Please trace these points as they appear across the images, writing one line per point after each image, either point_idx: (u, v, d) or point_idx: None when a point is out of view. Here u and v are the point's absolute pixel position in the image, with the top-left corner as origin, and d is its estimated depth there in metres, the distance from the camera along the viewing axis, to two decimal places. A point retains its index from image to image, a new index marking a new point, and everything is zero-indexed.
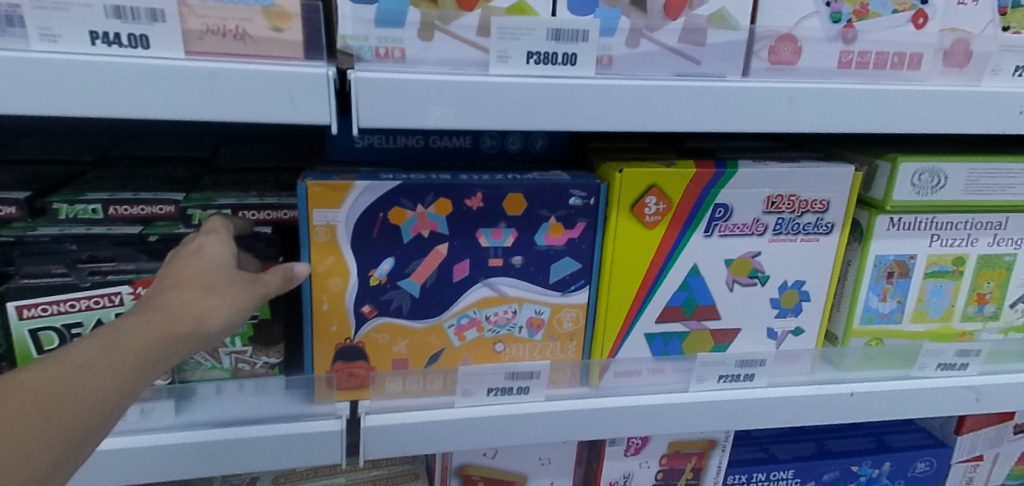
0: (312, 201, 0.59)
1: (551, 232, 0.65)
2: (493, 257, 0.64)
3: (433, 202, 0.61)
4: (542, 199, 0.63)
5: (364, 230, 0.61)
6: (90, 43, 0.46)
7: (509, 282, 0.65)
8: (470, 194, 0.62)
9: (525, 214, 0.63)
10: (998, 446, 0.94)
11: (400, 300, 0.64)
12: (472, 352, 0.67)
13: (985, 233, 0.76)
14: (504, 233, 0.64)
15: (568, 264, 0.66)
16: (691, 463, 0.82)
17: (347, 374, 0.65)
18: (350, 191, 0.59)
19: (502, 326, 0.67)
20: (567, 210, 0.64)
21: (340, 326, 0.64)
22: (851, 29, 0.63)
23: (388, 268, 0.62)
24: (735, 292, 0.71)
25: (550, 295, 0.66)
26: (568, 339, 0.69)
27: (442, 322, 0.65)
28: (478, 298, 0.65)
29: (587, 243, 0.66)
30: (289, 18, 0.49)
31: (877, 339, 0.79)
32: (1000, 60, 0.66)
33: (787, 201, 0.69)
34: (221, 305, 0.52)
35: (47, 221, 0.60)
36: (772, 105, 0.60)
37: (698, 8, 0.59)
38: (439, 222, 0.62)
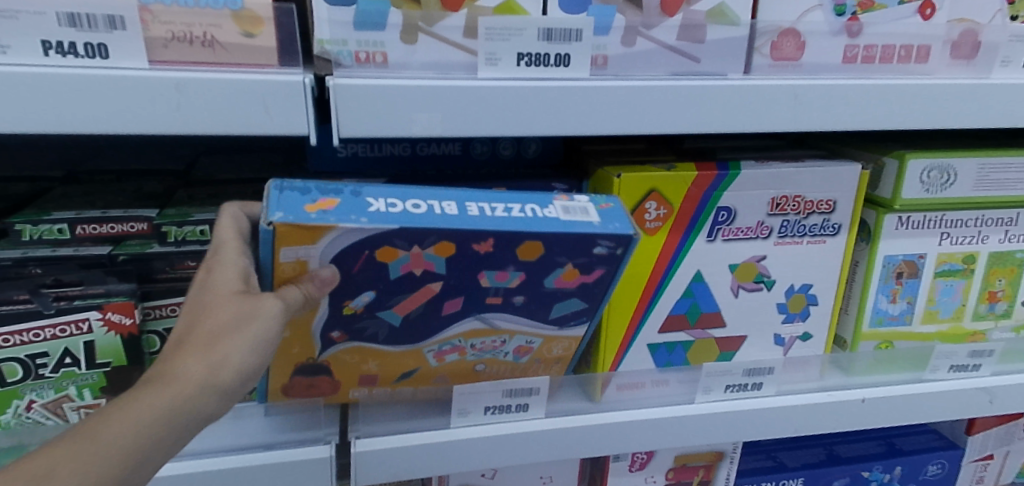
0: (282, 241, 0.47)
1: (563, 275, 0.54)
2: (490, 295, 0.55)
3: (431, 245, 0.50)
4: (562, 247, 0.51)
5: (337, 271, 0.50)
6: (42, 54, 0.43)
7: (501, 315, 0.57)
8: (480, 239, 0.50)
9: (538, 259, 0.52)
10: (1009, 444, 0.92)
11: (377, 328, 0.56)
12: (449, 371, 0.62)
13: (995, 230, 0.74)
14: (509, 276, 0.53)
15: (571, 302, 0.57)
16: (698, 476, 0.79)
17: (308, 385, 0.60)
18: (330, 232, 0.48)
19: (487, 352, 0.61)
20: (587, 258, 0.53)
21: (303, 347, 0.57)
22: (856, 21, 0.60)
23: (366, 300, 0.53)
24: (740, 298, 0.69)
25: (545, 327, 0.59)
26: (552, 362, 0.64)
27: (421, 347, 0.59)
28: (466, 329, 0.58)
29: (601, 286, 0.56)
30: (261, 22, 0.46)
31: (888, 342, 0.76)
32: (1010, 51, 0.63)
33: (792, 203, 0.66)
34: (243, 347, 0.44)
35: (9, 244, 0.57)
36: (776, 103, 0.57)
37: (695, 3, 0.56)
38: (435, 265, 0.51)
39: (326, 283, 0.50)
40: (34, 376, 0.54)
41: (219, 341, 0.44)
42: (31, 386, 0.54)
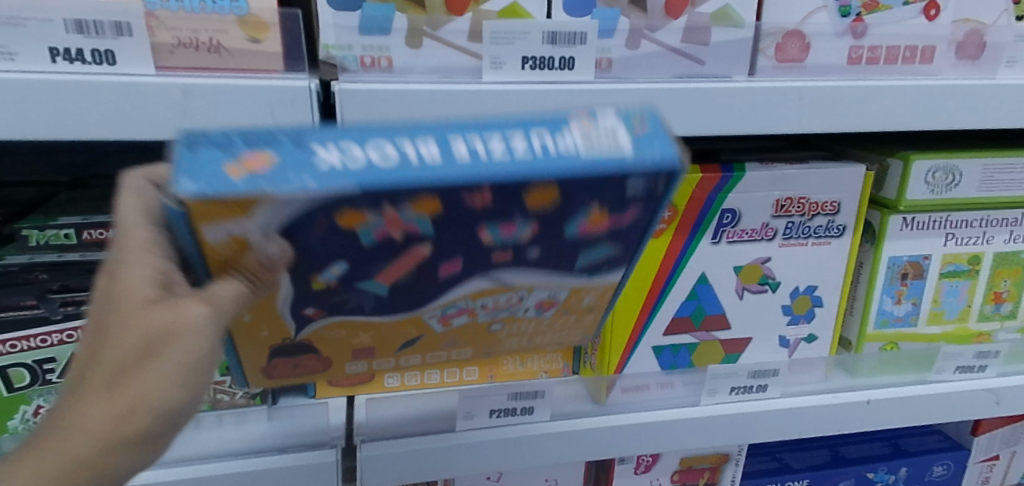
0: (196, 217, 0.32)
1: (591, 221, 0.39)
2: (497, 251, 0.40)
3: (410, 202, 0.34)
4: (590, 189, 0.35)
5: (282, 245, 0.36)
6: (50, 61, 0.43)
7: (514, 274, 0.43)
8: (475, 188, 0.34)
9: (558, 205, 0.36)
10: (1014, 444, 0.91)
11: (359, 300, 0.43)
12: (459, 333, 0.51)
13: (1001, 230, 0.74)
14: (517, 228, 0.38)
15: (602, 249, 0.43)
16: (703, 478, 0.79)
17: (290, 365, 0.52)
18: (258, 204, 0.32)
19: (503, 311, 0.48)
20: (621, 199, 0.37)
21: (273, 329, 0.47)
22: (860, 23, 0.60)
23: (336, 273, 0.39)
24: (745, 299, 0.69)
25: (574, 279, 0.45)
26: (585, 312, 0.52)
27: (420, 314, 0.46)
28: (470, 291, 0.44)
29: (638, 232, 0.41)
30: (267, 28, 0.46)
31: (892, 344, 0.76)
32: (1015, 51, 0.63)
33: (797, 204, 0.66)
34: (156, 383, 0.36)
35: (15, 248, 0.56)
36: (781, 105, 0.57)
37: (700, 5, 0.56)
38: (419, 227, 0.36)
39: (276, 260, 0.36)
40: (41, 381, 0.56)
41: (128, 381, 0.36)
42: (39, 392, 0.56)
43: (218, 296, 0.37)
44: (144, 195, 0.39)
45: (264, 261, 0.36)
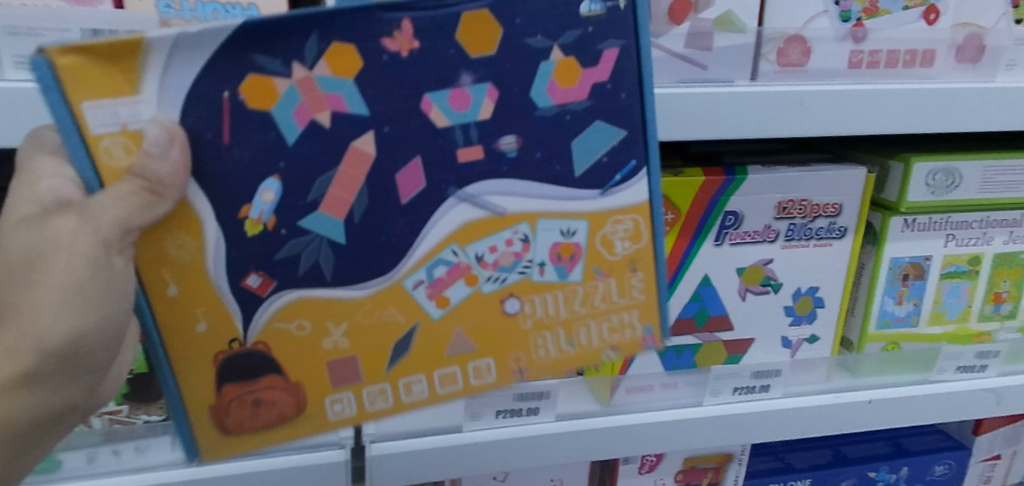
0: (78, 88, 0.39)
1: (558, 79, 0.46)
2: (462, 147, 0.46)
3: (319, 59, 0.42)
4: (538, 17, 0.44)
5: (214, 133, 0.42)
6: None
7: (505, 193, 0.47)
8: (392, 31, 0.43)
9: (502, 50, 0.44)
10: (1015, 444, 0.92)
11: (313, 256, 0.47)
12: (467, 315, 0.51)
13: (1000, 231, 0.74)
14: (470, 95, 0.45)
15: (604, 132, 0.47)
16: (707, 478, 0.79)
17: (252, 405, 0.51)
18: (153, 56, 0.40)
19: (509, 269, 0.50)
20: (582, 29, 0.45)
21: (212, 323, 0.48)
22: (861, 27, 0.60)
23: (270, 202, 0.45)
24: (747, 301, 0.70)
25: (582, 202, 0.49)
26: (628, 268, 0.51)
27: (400, 280, 0.49)
28: (459, 224, 0.48)
29: (625, 92, 0.47)
30: None
31: (894, 344, 0.77)
32: (1014, 54, 0.64)
33: (798, 207, 0.67)
34: (50, 307, 0.42)
35: None
36: (782, 109, 0.58)
37: (703, 11, 0.57)
38: (340, 95, 0.43)
39: (173, 143, 0.41)
40: None
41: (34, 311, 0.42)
42: None
43: (109, 205, 0.41)
44: (45, 147, 0.42)
45: (158, 152, 0.40)
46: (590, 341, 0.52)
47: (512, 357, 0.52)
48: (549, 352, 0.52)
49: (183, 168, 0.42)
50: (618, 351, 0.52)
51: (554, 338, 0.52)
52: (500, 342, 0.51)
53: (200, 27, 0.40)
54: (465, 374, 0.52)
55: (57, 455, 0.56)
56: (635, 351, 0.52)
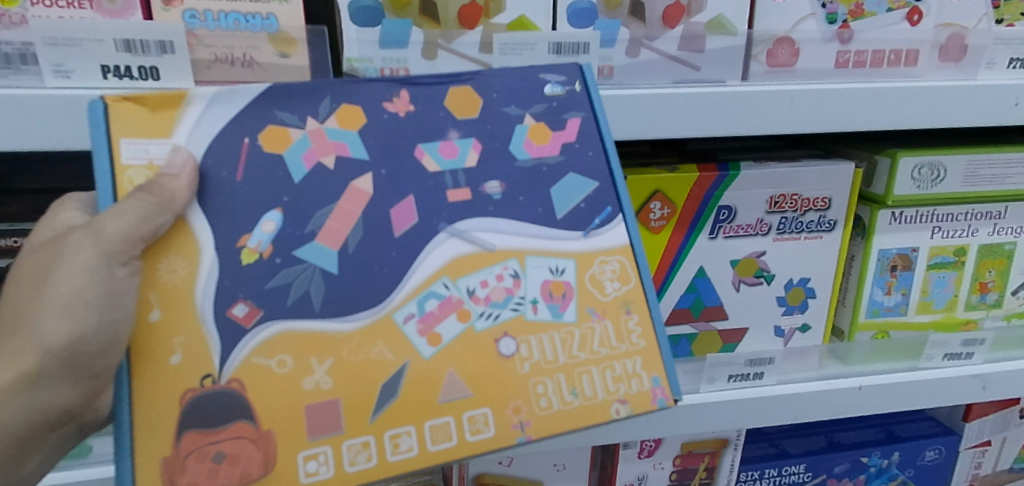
0: (118, 126, 0.46)
1: (533, 138, 0.53)
2: (452, 188, 0.51)
3: (329, 115, 0.50)
4: (512, 92, 0.53)
5: (229, 171, 0.47)
6: (102, 77, 0.49)
7: (494, 230, 0.51)
8: (392, 97, 0.51)
9: (483, 114, 0.52)
10: (1005, 430, 0.95)
11: (304, 286, 0.48)
12: (459, 356, 0.49)
13: (985, 223, 0.77)
14: (458, 146, 0.51)
15: (577, 182, 0.53)
16: (704, 463, 0.82)
17: (213, 460, 0.46)
18: (188, 106, 0.47)
19: (503, 304, 0.50)
20: (548, 102, 0.54)
21: (188, 356, 0.46)
22: (847, 29, 0.63)
23: (270, 232, 0.47)
24: (741, 291, 0.73)
25: (567, 242, 0.52)
26: (621, 310, 0.52)
27: (389, 312, 0.49)
28: (448, 259, 0.50)
29: (592, 148, 0.53)
30: (295, 43, 0.51)
31: (883, 333, 0.79)
32: (995, 53, 0.67)
33: (790, 201, 0.70)
34: (53, 310, 0.46)
35: None
36: (771, 106, 0.61)
37: (695, 15, 0.59)
38: (343, 142, 0.49)
39: (186, 168, 0.46)
40: None
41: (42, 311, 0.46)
42: None
43: (111, 217, 0.45)
44: (76, 201, 0.52)
45: (172, 172, 0.45)
46: (595, 391, 0.50)
47: (511, 408, 0.49)
48: (551, 403, 0.49)
49: (191, 189, 0.46)
50: (628, 403, 0.50)
51: (556, 386, 0.50)
52: (497, 391, 0.49)
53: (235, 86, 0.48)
54: (459, 428, 0.48)
55: (89, 441, 0.60)
56: (648, 406, 0.50)
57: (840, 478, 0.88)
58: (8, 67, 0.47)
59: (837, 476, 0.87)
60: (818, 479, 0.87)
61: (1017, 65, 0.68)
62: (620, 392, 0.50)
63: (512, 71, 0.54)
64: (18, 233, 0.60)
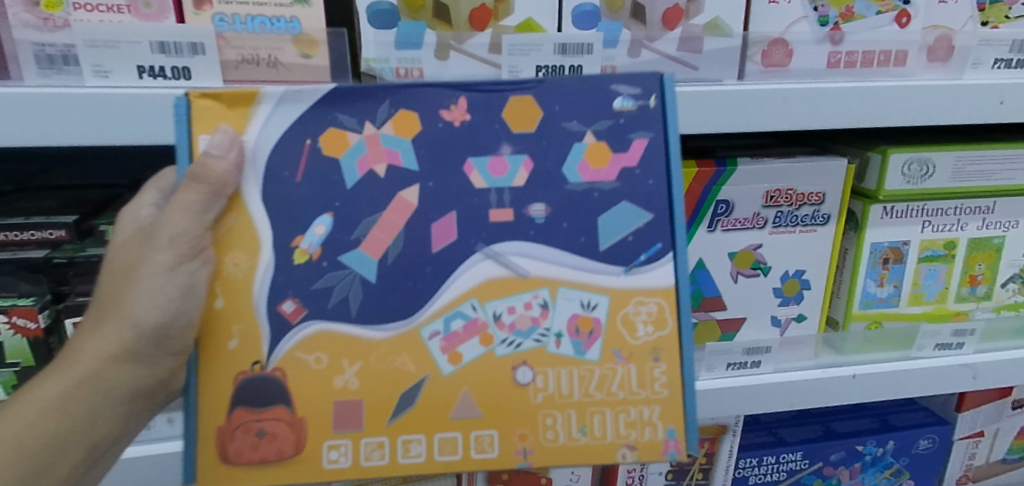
0: (198, 122, 0.51)
1: (591, 158, 0.54)
2: (495, 208, 0.54)
3: (387, 121, 0.53)
4: (575, 106, 0.54)
5: (290, 171, 0.52)
6: (138, 76, 0.52)
7: (530, 258, 0.54)
8: (450, 105, 0.54)
9: (540, 129, 0.54)
10: (998, 421, 0.97)
11: (344, 291, 0.53)
12: (474, 378, 0.54)
13: (974, 217, 0.80)
14: (508, 163, 0.54)
15: (630, 211, 0.55)
16: (704, 449, 0.85)
17: (255, 436, 0.53)
18: (260, 104, 0.51)
19: (527, 333, 0.54)
20: (614, 119, 0.54)
21: (243, 342, 0.52)
22: (837, 31, 0.66)
23: (320, 235, 0.52)
24: (739, 283, 0.76)
25: (608, 277, 0.55)
26: (649, 357, 0.55)
27: (416, 327, 0.54)
28: (483, 283, 0.54)
29: (652, 178, 0.55)
30: (317, 44, 0.54)
31: (876, 323, 0.82)
32: (980, 54, 0.69)
33: (785, 195, 0.73)
34: (149, 290, 0.51)
35: (94, 242, 0.64)
36: (766, 104, 0.63)
37: (693, 18, 0.62)
38: (396, 151, 0.53)
39: (232, 151, 0.51)
40: None
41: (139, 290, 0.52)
42: None
43: (180, 211, 0.50)
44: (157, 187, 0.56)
45: (219, 153, 0.50)
46: (603, 431, 0.55)
47: (518, 436, 0.55)
48: (558, 435, 0.55)
49: (238, 168, 0.51)
50: (635, 450, 0.55)
51: (565, 420, 0.55)
52: (509, 416, 0.54)
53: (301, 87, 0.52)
54: (466, 444, 0.54)
55: None
56: (655, 453, 0.55)
57: (836, 466, 0.90)
58: (52, 68, 0.51)
59: (833, 463, 0.90)
60: (815, 466, 0.90)
61: (1002, 65, 0.70)
62: (630, 437, 0.55)
63: (581, 81, 0.54)
64: (50, 225, 0.63)
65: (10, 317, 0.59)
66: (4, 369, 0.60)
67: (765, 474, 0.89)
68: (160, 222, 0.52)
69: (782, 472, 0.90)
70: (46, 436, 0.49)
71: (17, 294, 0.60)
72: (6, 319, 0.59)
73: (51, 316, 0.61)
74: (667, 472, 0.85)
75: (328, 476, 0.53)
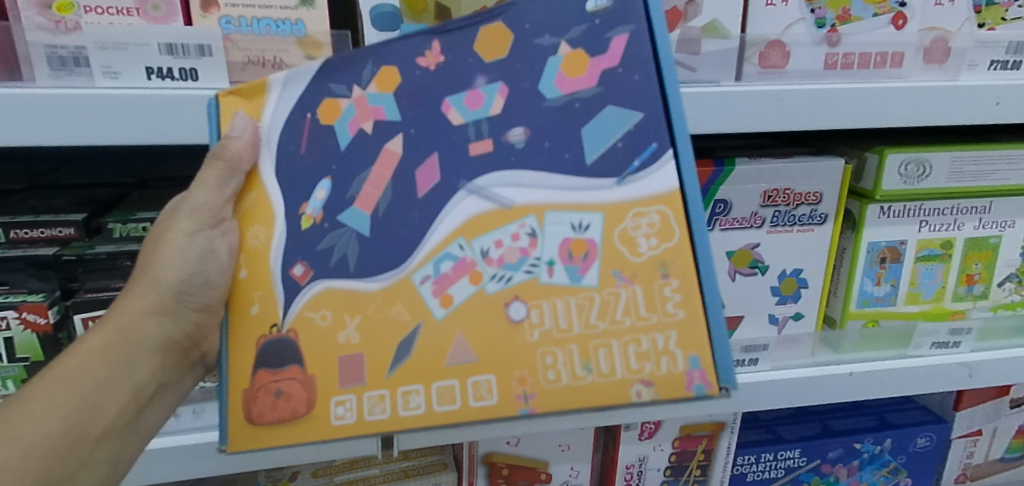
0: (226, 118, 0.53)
1: (566, 73, 0.49)
2: (473, 141, 0.50)
3: (371, 81, 0.52)
4: (547, 23, 0.50)
5: (295, 145, 0.53)
6: (146, 78, 0.54)
7: (515, 184, 0.49)
8: (424, 50, 0.51)
9: (512, 52, 0.50)
10: (996, 420, 0.97)
11: (343, 248, 0.52)
12: (466, 321, 0.50)
13: (970, 217, 0.81)
14: (483, 94, 0.50)
15: (621, 116, 0.49)
16: (702, 445, 0.86)
17: (274, 397, 0.53)
18: (270, 90, 0.53)
19: (517, 265, 0.50)
20: (589, 25, 0.50)
21: (264, 307, 0.53)
22: (835, 33, 0.67)
23: (322, 198, 0.53)
24: (736, 282, 0.77)
25: (602, 195, 0.49)
26: (658, 279, 0.49)
27: (408, 275, 0.51)
28: (466, 218, 0.50)
29: (637, 74, 0.49)
30: (321, 46, 0.56)
31: (874, 321, 0.83)
32: (976, 56, 0.70)
33: (783, 195, 0.74)
34: (175, 256, 0.56)
35: (103, 239, 0.65)
36: (764, 105, 0.64)
37: (692, 20, 0.64)
38: (381, 106, 0.51)
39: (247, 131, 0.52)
40: None
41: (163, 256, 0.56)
42: None
43: (200, 186, 0.54)
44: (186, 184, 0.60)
45: (236, 132, 0.52)
46: (613, 368, 0.50)
47: (517, 379, 0.51)
48: (560, 375, 0.51)
49: (253, 146, 0.53)
50: (651, 385, 0.49)
51: (567, 358, 0.50)
52: (504, 356, 0.51)
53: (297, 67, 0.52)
54: (464, 392, 0.51)
55: None
56: (675, 385, 0.49)
57: (833, 463, 0.91)
58: (63, 69, 0.52)
59: (831, 461, 0.91)
60: (813, 463, 0.91)
61: (998, 67, 0.71)
62: (644, 372, 0.50)
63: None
64: (60, 223, 0.64)
65: (20, 313, 0.60)
66: (15, 364, 0.61)
67: (763, 471, 0.90)
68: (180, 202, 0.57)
69: (779, 469, 0.91)
70: (86, 383, 0.52)
71: (27, 291, 0.62)
72: (16, 315, 0.60)
73: (61, 312, 0.62)
74: (666, 468, 0.86)
75: (338, 433, 0.52)
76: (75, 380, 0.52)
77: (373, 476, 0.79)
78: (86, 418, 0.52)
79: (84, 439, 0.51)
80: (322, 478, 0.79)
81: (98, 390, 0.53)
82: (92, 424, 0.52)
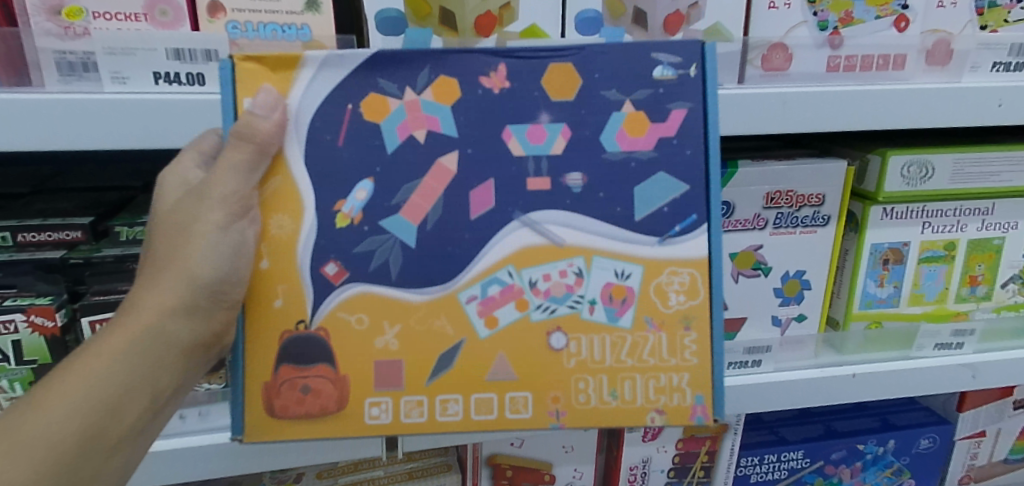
0: (242, 85, 0.52)
1: (627, 128, 0.55)
2: (533, 176, 0.55)
3: (427, 87, 0.54)
4: (614, 75, 0.55)
5: (332, 135, 0.53)
6: (154, 82, 0.54)
7: (565, 226, 0.55)
8: (489, 72, 0.54)
9: (580, 98, 0.55)
10: (999, 421, 0.97)
11: (385, 255, 0.54)
12: (509, 343, 0.56)
13: (973, 219, 0.81)
14: (546, 131, 0.55)
15: (666, 184, 0.55)
16: (706, 447, 0.86)
17: (301, 393, 0.55)
18: (303, 67, 0.53)
19: (562, 299, 0.56)
20: (654, 88, 0.55)
21: (288, 301, 0.54)
22: (837, 35, 0.67)
23: (362, 200, 0.54)
24: (740, 283, 0.77)
25: (643, 246, 0.56)
26: (680, 325, 0.56)
27: (455, 292, 0.55)
28: (518, 250, 0.55)
29: (690, 149, 0.55)
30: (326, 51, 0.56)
31: (876, 322, 0.83)
32: (979, 57, 0.70)
33: (786, 197, 0.75)
34: (202, 250, 0.52)
35: (109, 242, 0.66)
36: (767, 107, 0.65)
37: (694, 23, 0.65)
38: (436, 117, 0.54)
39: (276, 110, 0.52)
40: None
41: (191, 251, 0.52)
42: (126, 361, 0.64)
43: (227, 174, 0.51)
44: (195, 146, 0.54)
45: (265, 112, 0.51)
46: (634, 395, 0.57)
47: (551, 398, 0.56)
48: (589, 399, 0.57)
49: (281, 127, 0.52)
50: (664, 414, 0.56)
51: (597, 384, 0.57)
52: (542, 379, 0.56)
53: (342, 51, 0.53)
54: (501, 405, 0.56)
55: None
56: (682, 416, 0.56)
57: (837, 464, 0.91)
58: (72, 74, 0.53)
59: (834, 462, 0.91)
60: (816, 465, 0.91)
61: (1000, 69, 0.71)
62: (659, 401, 0.57)
63: (621, 49, 0.55)
64: (67, 226, 0.65)
65: (28, 316, 0.60)
66: (21, 366, 0.62)
67: (766, 473, 0.90)
68: (210, 184, 0.52)
69: (783, 471, 0.91)
70: (104, 390, 0.48)
71: (35, 294, 0.62)
72: (24, 318, 0.60)
73: (68, 315, 0.63)
74: (669, 469, 0.86)
75: (369, 430, 0.55)
76: (92, 387, 0.48)
77: (377, 478, 0.79)
78: (103, 427, 0.48)
79: (99, 449, 0.48)
80: (327, 480, 0.79)
81: (116, 397, 0.49)
82: (108, 433, 0.48)
